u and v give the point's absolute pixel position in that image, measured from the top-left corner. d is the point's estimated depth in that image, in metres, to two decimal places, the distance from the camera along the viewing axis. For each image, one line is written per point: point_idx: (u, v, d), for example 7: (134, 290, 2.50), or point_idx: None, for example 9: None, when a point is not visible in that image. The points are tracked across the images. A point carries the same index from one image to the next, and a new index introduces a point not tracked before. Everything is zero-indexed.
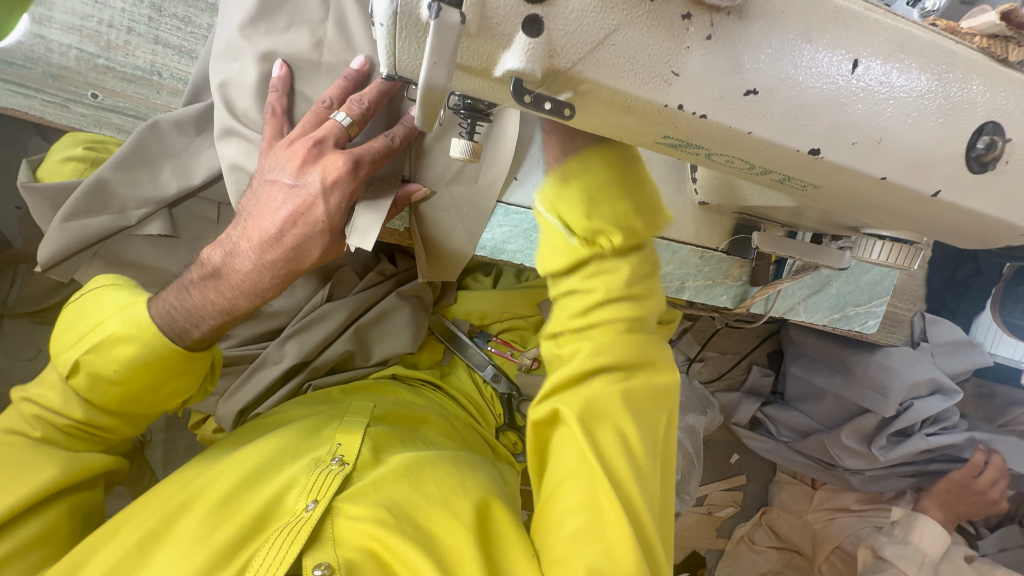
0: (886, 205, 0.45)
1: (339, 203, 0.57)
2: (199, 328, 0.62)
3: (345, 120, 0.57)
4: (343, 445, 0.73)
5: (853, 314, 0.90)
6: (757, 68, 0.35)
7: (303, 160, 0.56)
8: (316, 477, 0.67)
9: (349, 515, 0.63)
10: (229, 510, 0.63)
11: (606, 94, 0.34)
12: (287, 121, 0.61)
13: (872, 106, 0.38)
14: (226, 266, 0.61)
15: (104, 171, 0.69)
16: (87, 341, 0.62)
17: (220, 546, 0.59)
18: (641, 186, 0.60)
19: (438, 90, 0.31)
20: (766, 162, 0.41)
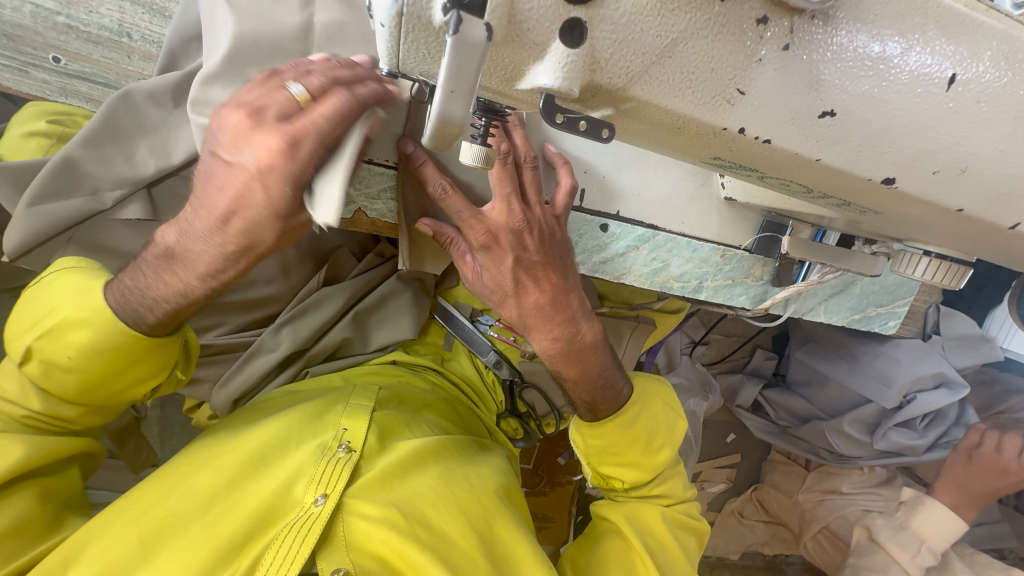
0: (951, 230, 0.40)
1: (274, 183, 0.45)
2: (153, 314, 0.56)
3: (298, 88, 0.44)
4: (349, 431, 0.70)
5: (873, 315, 0.86)
6: (840, 85, 0.29)
7: (236, 133, 0.45)
8: (323, 467, 0.64)
9: (362, 514, 0.61)
10: (234, 502, 0.60)
11: (654, 114, 0.28)
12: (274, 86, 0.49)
13: (963, 130, 0.32)
14: (180, 247, 0.53)
15: (72, 148, 0.62)
16: (40, 327, 0.58)
17: (229, 539, 0.57)
18: (654, 429, 0.70)
19: (456, 122, 0.25)
20: (828, 188, 0.36)
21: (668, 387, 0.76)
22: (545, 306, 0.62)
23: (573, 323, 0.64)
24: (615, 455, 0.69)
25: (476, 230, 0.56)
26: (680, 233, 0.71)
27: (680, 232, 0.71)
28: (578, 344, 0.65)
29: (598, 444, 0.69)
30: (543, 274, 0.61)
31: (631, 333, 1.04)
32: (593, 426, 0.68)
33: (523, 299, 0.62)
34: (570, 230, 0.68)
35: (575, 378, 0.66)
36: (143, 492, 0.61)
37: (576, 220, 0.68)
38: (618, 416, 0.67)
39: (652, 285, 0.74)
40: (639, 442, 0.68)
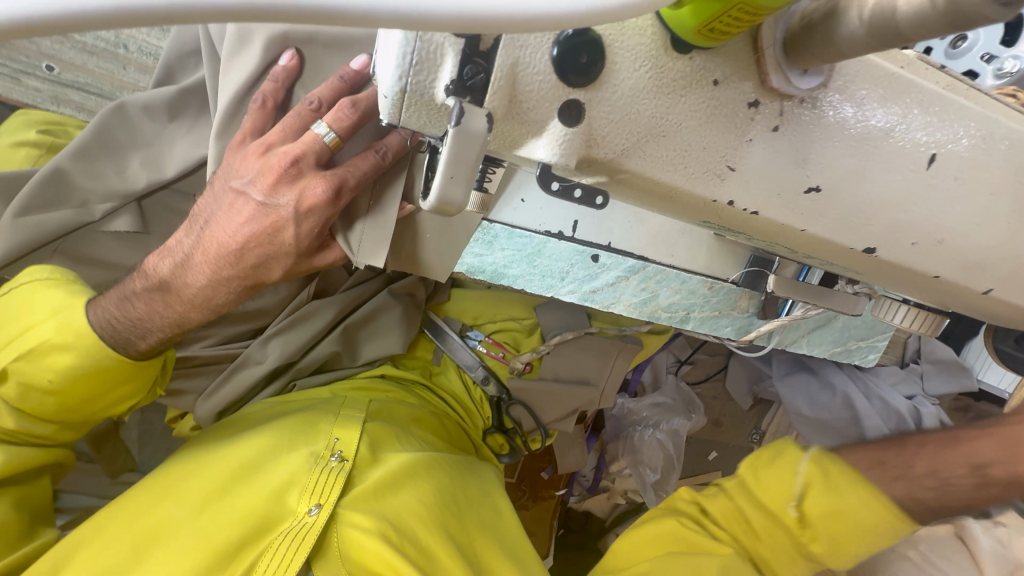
0: (929, 292, 0.41)
1: (312, 225, 0.53)
2: (146, 340, 0.58)
3: (328, 132, 0.50)
4: (341, 441, 0.71)
5: (854, 348, 0.88)
6: (825, 163, 0.30)
7: (277, 178, 0.51)
8: (317, 476, 0.66)
9: (355, 526, 0.62)
10: (229, 508, 0.62)
11: (648, 183, 0.29)
12: (274, 114, 0.55)
13: (940, 205, 0.34)
14: (175, 279, 0.57)
15: (62, 160, 0.62)
16: (17, 348, 0.57)
17: (222, 548, 0.58)
18: None
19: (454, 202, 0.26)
20: (814, 252, 0.37)
21: None
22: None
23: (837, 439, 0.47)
24: None
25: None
26: (670, 265, 0.72)
27: (669, 265, 0.72)
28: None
29: None
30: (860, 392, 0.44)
31: (618, 355, 1.07)
32: (829, 479, 0.43)
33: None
34: (560, 260, 0.68)
35: (869, 460, 0.44)
36: (143, 499, 0.64)
37: (567, 250, 0.68)
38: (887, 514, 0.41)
39: (641, 314, 0.75)
40: (862, 542, 0.42)
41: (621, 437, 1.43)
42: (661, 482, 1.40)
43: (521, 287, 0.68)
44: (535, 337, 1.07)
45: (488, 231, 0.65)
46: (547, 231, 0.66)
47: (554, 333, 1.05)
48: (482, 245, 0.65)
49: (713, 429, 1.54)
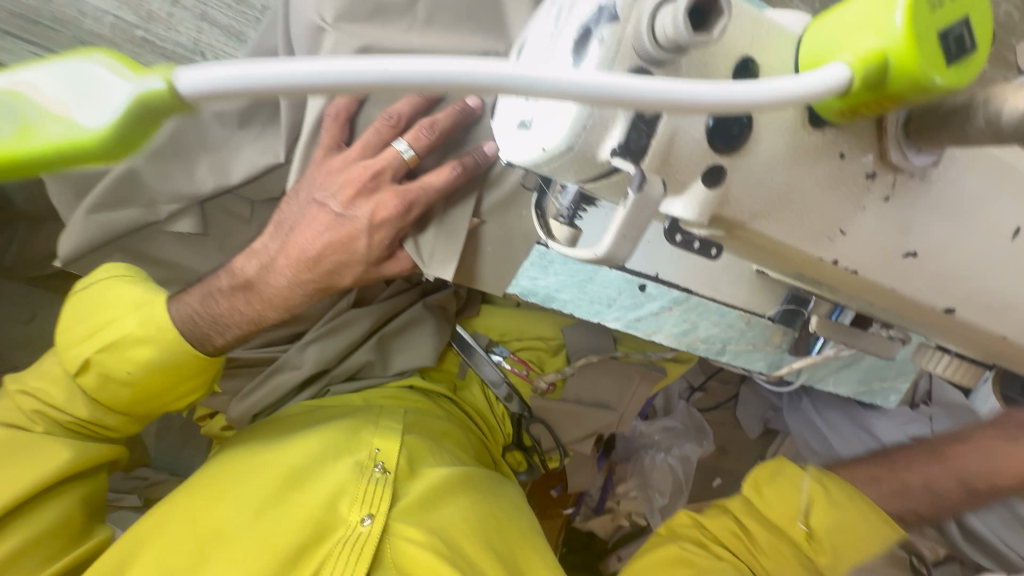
0: (988, 349, 0.44)
1: (383, 236, 0.55)
2: (223, 336, 0.59)
3: (407, 151, 0.52)
4: (382, 452, 0.75)
5: (876, 389, 0.91)
6: (925, 230, 0.32)
7: (355, 191, 0.53)
8: (364, 487, 0.70)
9: (407, 538, 0.68)
10: (284, 515, 0.67)
11: (763, 241, 0.31)
12: (345, 126, 0.57)
13: (1017, 274, 0.36)
14: (260, 280, 0.58)
15: (135, 161, 0.63)
16: (101, 340, 0.58)
17: (284, 555, 0.64)
18: None
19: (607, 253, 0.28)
20: (890, 307, 0.39)
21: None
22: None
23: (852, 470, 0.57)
24: None
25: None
26: (711, 299, 0.75)
27: (710, 298, 0.75)
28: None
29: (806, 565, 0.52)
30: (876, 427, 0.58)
31: (641, 379, 1.09)
32: (827, 494, 0.53)
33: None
34: (609, 288, 0.71)
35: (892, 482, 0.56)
36: (198, 501, 0.68)
37: (616, 279, 0.70)
38: (877, 523, 0.52)
39: (680, 344, 0.77)
40: (865, 547, 0.51)
41: (631, 459, 1.44)
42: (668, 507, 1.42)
43: (570, 311, 0.70)
44: (560, 356, 1.09)
45: (545, 255, 0.67)
46: (599, 259, 0.68)
47: (580, 352, 1.07)
48: (538, 269, 0.68)
49: (719, 456, 1.56)
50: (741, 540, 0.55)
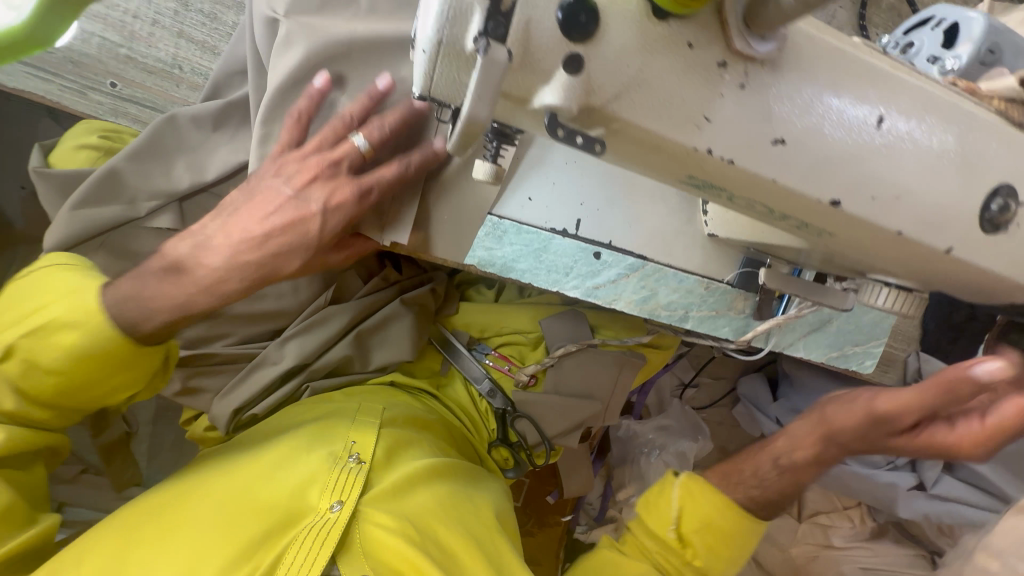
0: (899, 257, 0.46)
1: (336, 221, 0.60)
2: (149, 323, 0.62)
3: (362, 143, 0.58)
4: (357, 443, 0.78)
5: (850, 353, 0.91)
6: (787, 119, 0.36)
7: (312, 177, 0.59)
8: (337, 476, 0.73)
9: (376, 523, 0.71)
10: (250, 504, 0.69)
11: (638, 132, 0.34)
12: (295, 100, 0.61)
13: (893, 158, 0.39)
14: (192, 259, 0.62)
15: (117, 161, 0.69)
16: (29, 325, 0.62)
17: (247, 544, 0.65)
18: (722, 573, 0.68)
19: (478, 122, 0.32)
20: (788, 209, 0.42)
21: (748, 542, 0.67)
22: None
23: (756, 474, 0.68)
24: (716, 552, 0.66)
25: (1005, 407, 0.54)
26: (667, 265, 0.77)
27: (667, 264, 0.77)
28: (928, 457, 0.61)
29: (698, 541, 0.66)
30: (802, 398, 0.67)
31: (621, 369, 1.10)
32: (692, 493, 0.67)
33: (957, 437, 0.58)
34: (565, 257, 0.73)
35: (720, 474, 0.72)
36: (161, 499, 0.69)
37: (571, 248, 0.73)
38: (726, 506, 0.66)
39: (641, 311, 0.78)
40: (722, 526, 0.66)
41: (628, 463, 1.42)
42: None
43: (528, 280, 0.72)
44: (539, 349, 1.10)
45: (498, 226, 0.70)
46: (552, 228, 0.72)
47: (559, 342, 1.08)
48: (493, 240, 0.71)
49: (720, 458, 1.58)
50: (642, 553, 0.70)
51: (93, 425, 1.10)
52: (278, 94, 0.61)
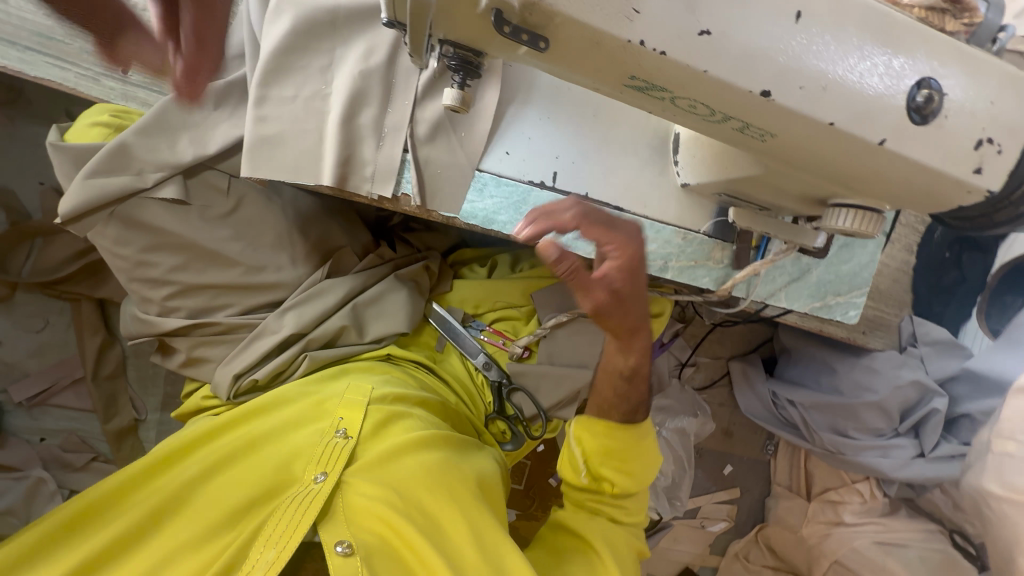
0: (839, 157, 0.50)
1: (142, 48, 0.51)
2: None
3: None
4: (345, 419, 0.80)
5: (833, 304, 0.93)
6: (710, 11, 0.40)
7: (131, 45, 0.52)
8: (323, 449, 0.76)
9: (360, 491, 0.73)
10: (237, 475, 0.72)
11: (576, 28, 0.39)
12: (280, 60, 0.66)
13: (816, 52, 0.43)
14: None
15: (127, 136, 0.75)
16: None
17: (231, 512, 0.68)
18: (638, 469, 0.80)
19: (425, 2, 0.39)
20: (725, 107, 0.45)
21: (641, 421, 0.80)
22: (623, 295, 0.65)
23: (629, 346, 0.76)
24: (615, 460, 0.79)
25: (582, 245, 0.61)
26: (644, 216, 0.80)
27: (643, 215, 0.81)
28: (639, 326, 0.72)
29: (605, 449, 0.79)
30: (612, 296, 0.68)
31: None
32: (587, 427, 0.81)
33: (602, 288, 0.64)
34: (544, 208, 0.77)
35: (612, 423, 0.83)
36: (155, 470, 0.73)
37: (549, 199, 0.77)
38: (623, 434, 0.79)
39: None
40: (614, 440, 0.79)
41: None
42: (673, 489, 1.42)
43: (510, 231, 0.76)
44: (532, 322, 1.13)
45: (479, 180, 0.75)
46: (530, 181, 0.76)
47: (549, 316, 1.10)
48: (475, 193, 0.75)
49: (724, 441, 1.57)
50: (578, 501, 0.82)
51: (102, 411, 1.14)
52: (273, 67, 0.66)
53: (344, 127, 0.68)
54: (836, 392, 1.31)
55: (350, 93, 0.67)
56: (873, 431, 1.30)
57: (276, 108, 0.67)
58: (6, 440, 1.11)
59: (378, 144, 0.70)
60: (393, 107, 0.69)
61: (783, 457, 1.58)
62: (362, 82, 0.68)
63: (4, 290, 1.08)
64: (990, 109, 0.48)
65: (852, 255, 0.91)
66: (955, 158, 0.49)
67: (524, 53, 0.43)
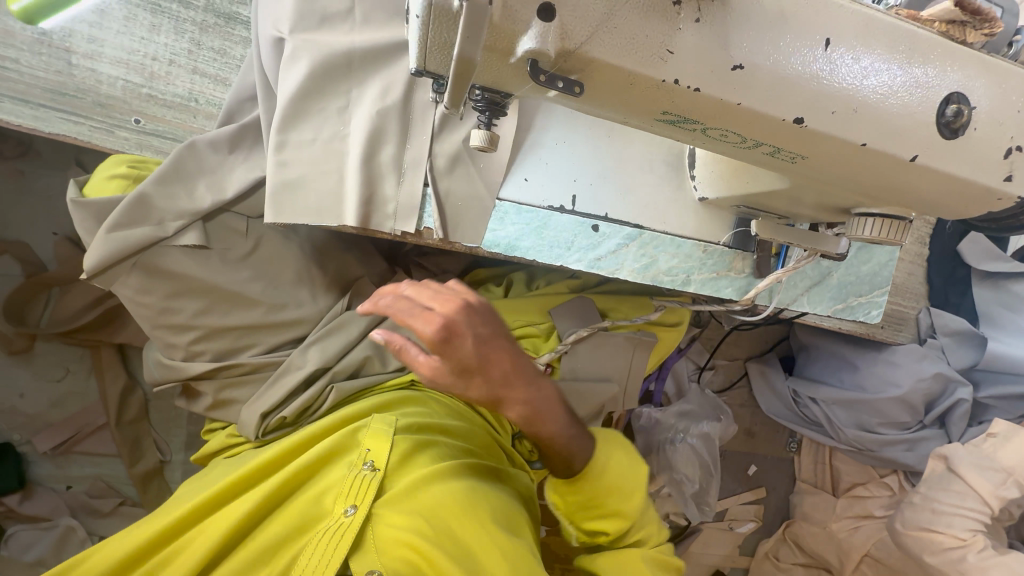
0: (871, 174, 0.50)
1: None
2: None
3: None
4: (373, 450, 0.78)
5: (855, 304, 0.93)
6: (741, 45, 0.41)
7: None
8: (352, 482, 0.75)
9: (390, 523, 0.72)
10: (271, 515, 0.72)
11: (610, 71, 0.39)
12: (297, 103, 0.66)
13: (847, 77, 0.43)
14: None
15: (146, 186, 0.76)
16: None
17: (263, 548, 0.69)
18: (634, 491, 0.80)
19: (465, 61, 0.38)
20: (757, 135, 0.46)
21: (617, 438, 0.84)
22: (501, 378, 0.63)
23: (536, 383, 0.67)
24: (598, 509, 0.80)
25: (429, 322, 0.57)
26: (664, 232, 0.81)
27: (663, 230, 0.81)
28: (547, 402, 0.70)
29: (576, 501, 0.80)
30: (497, 354, 0.62)
31: (635, 348, 1.11)
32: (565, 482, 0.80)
33: (465, 354, 0.59)
34: (564, 232, 0.77)
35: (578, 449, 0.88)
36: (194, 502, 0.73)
37: (569, 222, 0.77)
38: (616, 477, 0.79)
39: (644, 279, 0.81)
40: (622, 492, 0.80)
41: (655, 452, 1.37)
42: (701, 494, 1.42)
43: (533, 257, 0.76)
44: (553, 339, 1.11)
45: (500, 208, 0.75)
46: (549, 205, 0.76)
47: (570, 331, 1.09)
48: (495, 221, 0.75)
49: (747, 441, 1.57)
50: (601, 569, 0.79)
51: (127, 456, 1.13)
52: (290, 109, 0.66)
53: (364, 167, 0.68)
54: (858, 387, 1.32)
55: (369, 132, 0.68)
56: (898, 425, 1.31)
57: (296, 152, 0.67)
58: (32, 491, 1.10)
59: (401, 182, 0.70)
60: (412, 143, 0.70)
61: (806, 453, 1.58)
62: (380, 121, 0.68)
63: (23, 341, 1.07)
64: (1018, 117, 0.48)
65: (871, 256, 0.91)
66: (984, 167, 0.49)
67: (553, 96, 0.43)
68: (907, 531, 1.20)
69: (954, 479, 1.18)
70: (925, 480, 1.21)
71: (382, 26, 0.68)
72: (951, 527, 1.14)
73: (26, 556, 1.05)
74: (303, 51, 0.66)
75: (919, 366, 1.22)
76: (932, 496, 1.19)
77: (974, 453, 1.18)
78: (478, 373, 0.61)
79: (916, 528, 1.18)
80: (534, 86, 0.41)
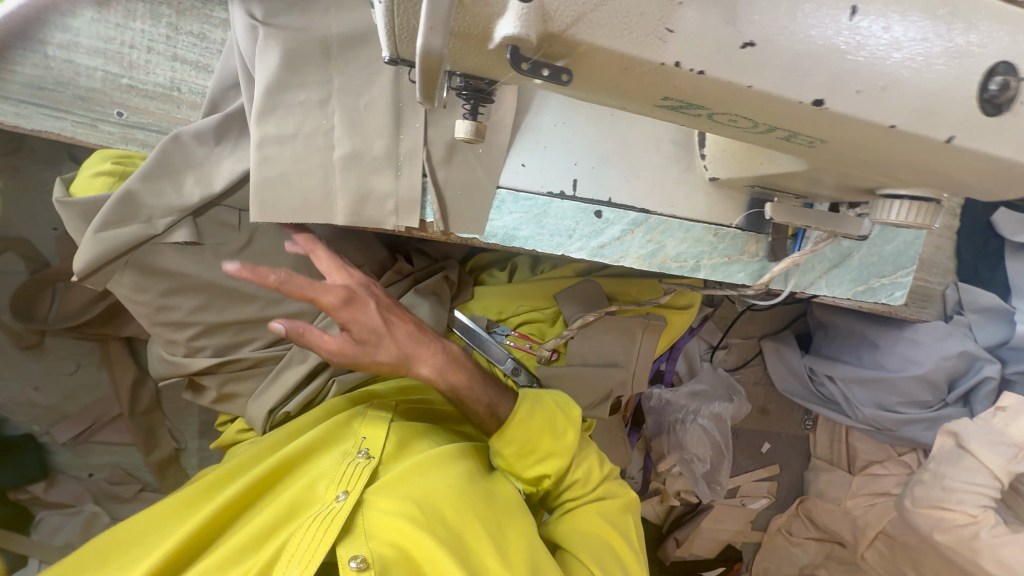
0: (900, 157, 0.44)
1: None
2: None
3: None
4: (368, 439, 0.78)
5: (878, 286, 0.88)
6: (752, 19, 0.36)
7: None
8: (345, 470, 0.73)
9: (380, 507, 0.70)
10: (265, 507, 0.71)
11: (602, 56, 0.35)
12: (277, 92, 0.62)
13: (874, 51, 0.38)
14: None
15: (131, 183, 0.72)
16: None
17: (255, 535, 0.67)
18: (566, 429, 0.81)
19: (435, 56, 0.34)
20: (770, 119, 0.41)
21: (540, 394, 0.83)
22: (404, 338, 0.73)
23: (440, 340, 0.77)
24: (536, 454, 0.79)
25: (331, 293, 0.66)
26: (672, 215, 0.77)
27: (671, 214, 0.77)
28: (455, 358, 0.78)
29: (514, 450, 0.78)
30: (400, 313, 0.74)
31: (644, 331, 1.08)
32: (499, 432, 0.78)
33: (366, 318, 0.69)
34: (566, 219, 0.73)
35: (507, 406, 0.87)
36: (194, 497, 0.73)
37: (571, 209, 0.73)
38: (542, 417, 0.79)
39: (651, 266, 0.77)
40: (552, 433, 0.79)
41: (665, 433, 1.39)
42: (713, 474, 1.40)
43: (532, 247, 0.73)
44: (559, 324, 1.09)
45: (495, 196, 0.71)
46: (549, 191, 0.73)
47: (576, 316, 1.05)
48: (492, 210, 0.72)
49: (761, 419, 1.55)
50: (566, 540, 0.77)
51: (144, 445, 1.16)
52: (267, 97, 0.62)
53: (351, 158, 0.64)
54: (878, 365, 1.27)
55: (354, 120, 0.64)
56: (919, 404, 1.27)
57: (277, 148, 0.63)
58: (56, 479, 1.15)
59: (395, 172, 0.67)
60: (403, 132, 0.66)
61: (821, 431, 1.56)
62: (365, 109, 0.64)
63: (33, 337, 1.08)
64: None
65: (897, 234, 0.86)
66: None
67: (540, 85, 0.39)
68: (917, 509, 1.17)
69: (963, 455, 1.12)
70: (934, 457, 1.17)
71: (360, 3, 0.63)
72: (961, 504, 1.09)
73: (55, 539, 1.10)
74: (277, 34, 0.61)
75: (943, 344, 1.17)
76: (941, 473, 1.14)
77: (981, 428, 1.12)
78: (383, 333, 0.71)
79: (926, 507, 1.15)
80: (517, 76, 0.36)
